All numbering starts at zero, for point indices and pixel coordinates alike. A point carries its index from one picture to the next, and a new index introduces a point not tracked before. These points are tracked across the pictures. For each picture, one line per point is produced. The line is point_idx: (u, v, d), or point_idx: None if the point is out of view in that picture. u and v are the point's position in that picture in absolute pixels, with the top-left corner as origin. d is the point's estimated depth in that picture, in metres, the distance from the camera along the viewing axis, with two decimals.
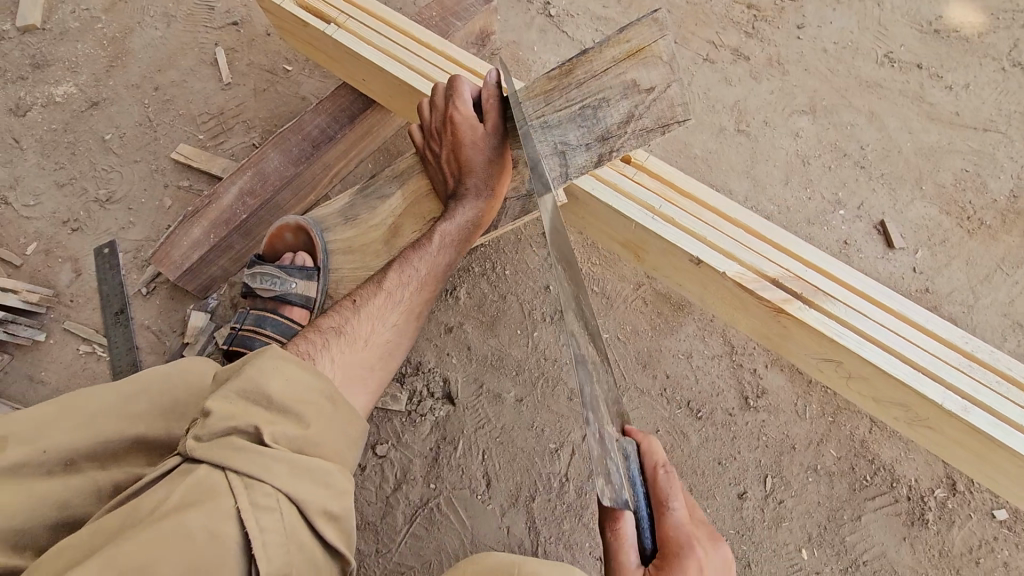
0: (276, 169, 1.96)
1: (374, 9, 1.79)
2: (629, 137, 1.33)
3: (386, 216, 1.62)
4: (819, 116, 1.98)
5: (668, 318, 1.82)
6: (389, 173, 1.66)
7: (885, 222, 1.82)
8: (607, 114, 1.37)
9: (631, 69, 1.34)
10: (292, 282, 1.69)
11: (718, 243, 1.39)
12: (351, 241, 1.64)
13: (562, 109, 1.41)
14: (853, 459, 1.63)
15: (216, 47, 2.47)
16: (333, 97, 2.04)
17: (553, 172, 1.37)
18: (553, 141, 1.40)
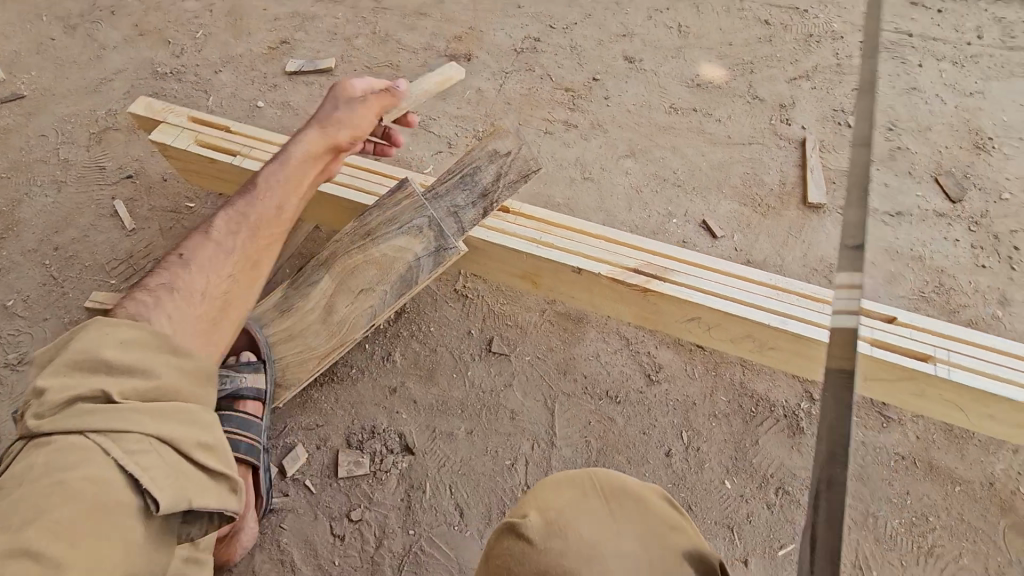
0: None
1: (275, 138, 2.14)
2: (506, 189, 1.79)
3: (319, 297, 1.90)
4: (638, 157, 2.59)
5: (573, 331, 2.20)
6: (315, 262, 1.92)
7: (706, 220, 2.41)
8: (481, 177, 1.81)
9: (489, 144, 1.84)
10: (242, 377, 1.84)
11: (588, 252, 1.82)
12: (290, 329, 1.91)
13: (447, 181, 1.84)
14: (739, 399, 2.04)
15: (114, 201, 2.64)
16: None
17: (451, 230, 1.80)
18: (446, 205, 1.82)
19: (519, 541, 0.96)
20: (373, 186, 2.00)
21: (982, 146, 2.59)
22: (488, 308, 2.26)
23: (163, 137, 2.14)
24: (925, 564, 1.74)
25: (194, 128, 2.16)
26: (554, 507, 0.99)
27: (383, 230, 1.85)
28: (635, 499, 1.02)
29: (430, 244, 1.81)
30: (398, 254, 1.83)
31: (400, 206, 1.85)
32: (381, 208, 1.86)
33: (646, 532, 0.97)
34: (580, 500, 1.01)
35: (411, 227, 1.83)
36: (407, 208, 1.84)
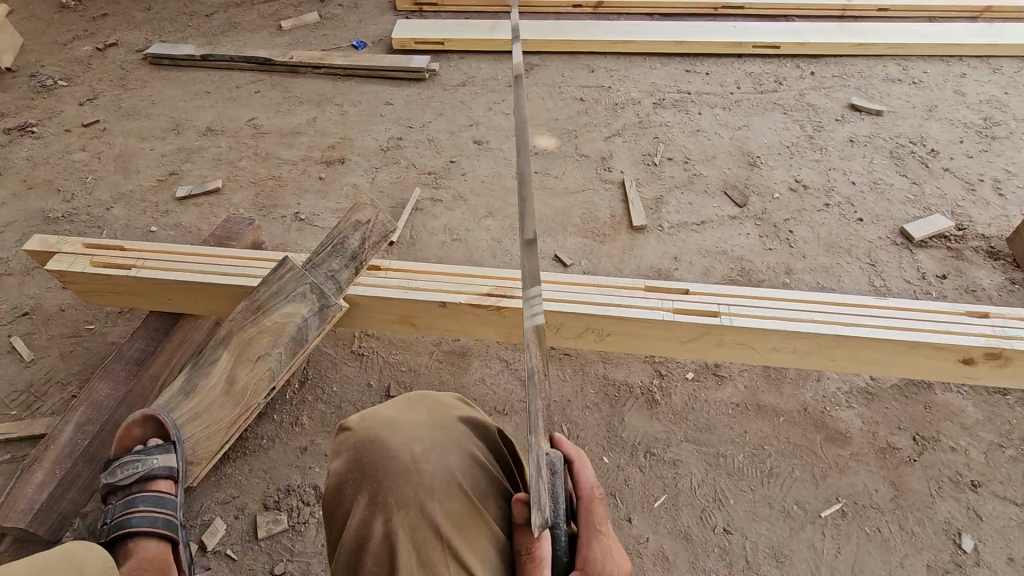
0: (108, 395, 2.30)
1: (167, 248, 2.43)
2: (372, 248, 2.19)
3: (219, 373, 2.10)
4: (495, 215, 3.10)
5: (460, 364, 2.53)
6: (213, 342, 2.14)
7: (557, 254, 2.90)
8: (350, 243, 2.18)
9: (351, 216, 2.23)
10: (153, 459, 1.98)
11: (450, 287, 2.21)
12: (195, 407, 2.08)
13: (321, 251, 2.19)
14: (604, 388, 2.41)
15: (10, 338, 2.74)
16: (145, 324, 2.51)
17: (330, 290, 2.14)
18: (324, 272, 2.15)
19: (343, 437, 1.22)
20: (261, 271, 2.32)
21: (754, 163, 3.34)
22: (383, 360, 2.55)
23: (58, 266, 2.36)
24: (768, 483, 2.11)
25: (89, 253, 2.41)
26: (368, 410, 1.26)
27: (271, 302, 2.14)
28: (428, 395, 1.32)
29: (313, 306, 2.13)
30: (288, 319, 2.12)
31: (283, 279, 2.16)
32: (267, 284, 2.16)
33: (434, 409, 1.27)
34: (384, 404, 1.29)
35: (295, 294, 2.14)
36: (289, 279, 2.16)
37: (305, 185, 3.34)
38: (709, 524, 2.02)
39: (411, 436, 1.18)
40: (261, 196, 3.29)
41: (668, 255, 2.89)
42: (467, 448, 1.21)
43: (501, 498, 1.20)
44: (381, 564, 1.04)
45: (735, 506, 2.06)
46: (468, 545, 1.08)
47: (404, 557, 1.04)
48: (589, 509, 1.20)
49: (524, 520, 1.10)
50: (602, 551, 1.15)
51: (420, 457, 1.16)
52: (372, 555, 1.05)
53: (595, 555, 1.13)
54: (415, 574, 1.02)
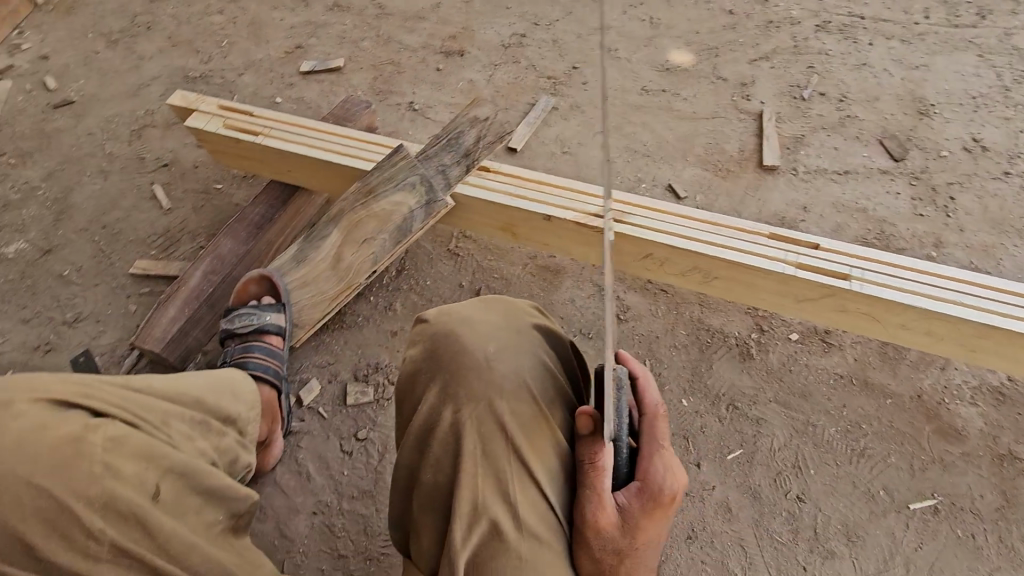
0: (231, 251, 2.50)
1: (291, 119, 2.49)
2: (486, 148, 2.14)
3: (328, 250, 2.22)
4: (611, 132, 2.91)
5: (552, 281, 2.50)
6: (325, 218, 2.23)
7: (672, 184, 2.71)
8: (464, 140, 2.15)
9: (467, 115, 2.20)
10: (266, 316, 2.18)
11: (556, 202, 2.12)
12: (304, 276, 2.23)
13: (435, 145, 2.18)
14: (697, 331, 2.31)
15: (153, 185, 3.02)
16: (266, 191, 2.65)
17: (439, 185, 2.13)
18: (435, 165, 2.15)
19: (417, 330, 1.22)
20: (375, 156, 2.34)
21: (925, 112, 2.86)
22: (477, 263, 2.57)
23: (196, 123, 2.50)
24: (856, 463, 1.99)
25: (222, 114, 2.53)
26: (443, 308, 1.25)
27: (382, 188, 2.17)
28: (505, 298, 1.26)
29: (421, 199, 2.14)
30: (396, 208, 2.15)
31: (396, 167, 2.18)
32: (380, 170, 2.18)
33: (511, 313, 1.22)
34: (462, 303, 1.26)
35: (405, 185, 2.15)
36: (401, 169, 2.17)
37: (422, 75, 3.26)
38: (782, 488, 1.96)
39: (485, 336, 1.14)
40: (378, 80, 3.27)
41: (795, 203, 2.61)
42: (537, 351, 1.16)
43: (568, 408, 1.14)
44: (447, 448, 1.05)
45: (814, 477, 1.97)
46: (531, 446, 1.05)
47: (468, 446, 1.04)
48: (653, 425, 1.11)
49: (589, 430, 1.03)
50: (663, 465, 1.05)
51: (493, 357, 1.12)
52: (439, 440, 1.06)
53: (657, 469, 1.04)
54: (477, 463, 1.03)
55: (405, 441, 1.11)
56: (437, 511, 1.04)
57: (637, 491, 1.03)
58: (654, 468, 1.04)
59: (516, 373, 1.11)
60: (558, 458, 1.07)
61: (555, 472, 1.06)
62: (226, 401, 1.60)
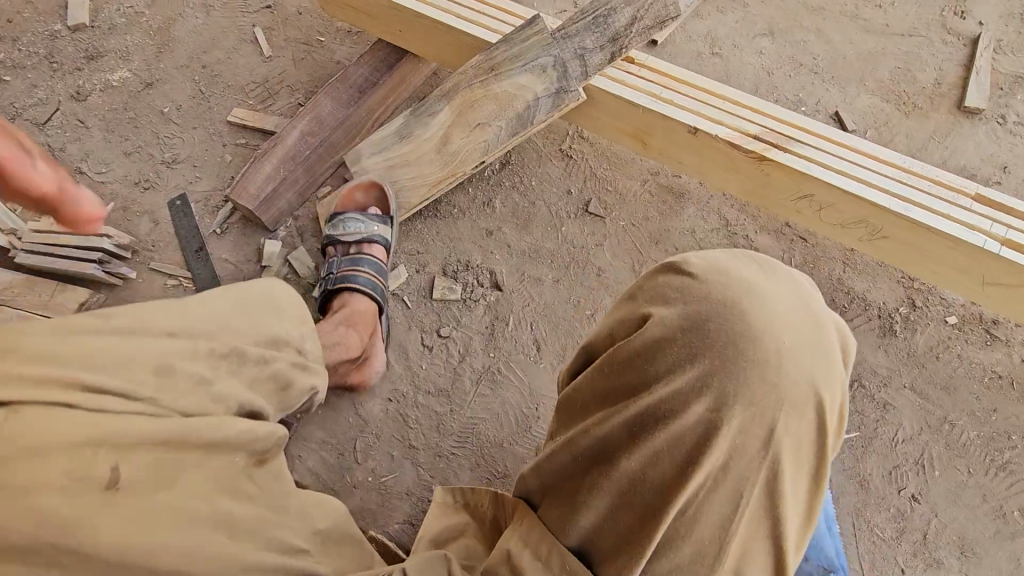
0: (330, 114, 2.33)
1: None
2: (638, 39, 1.72)
3: (438, 127, 1.99)
4: (777, 36, 2.39)
5: (673, 204, 2.20)
6: (438, 92, 1.97)
7: (839, 112, 2.25)
8: (614, 20, 1.73)
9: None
10: (374, 226, 2.05)
11: (709, 114, 1.75)
12: (406, 155, 2.05)
13: (577, 22, 1.78)
14: (832, 293, 2.01)
15: (254, 27, 2.81)
16: (372, 51, 2.39)
17: (573, 73, 1.78)
18: (574, 48, 1.77)
19: (670, 278, 0.91)
20: (503, 29, 2.02)
21: None
22: (591, 170, 2.28)
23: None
24: (991, 474, 1.77)
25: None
26: (712, 256, 0.92)
27: (507, 66, 1.85)
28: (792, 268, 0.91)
29: (550, 85, 1.81)
30: (519, 92, 1.85)
31: (527, 42, 1.82)
32: (508, 43, 1.84)
33: (807, 294, 0.87)
34: (732, 258, 0.91)
35: (534, 65, 1.82)
36: (533, 45, 1.82)
37: None
38: (896, 483, 1.78)
39: (778, 319, 0.83)
40: None
41: (994, 160, 2.12)
42: (836, 357, 0.85)
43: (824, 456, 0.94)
44: (678, 447, 0.82)
45: (936, 479, 1.78)
46: (793, 478, 0.84)
47: (714, 461, 0.81)
48: None
49: None
50: None
51: (785, 351, 0.82)
52: (669, 433, 0.82)
53: None
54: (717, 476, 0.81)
55: (614, 416, 0.88)
56: (624, 509, 0.87)
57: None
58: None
59: (809, 386, 0.81)
60: (807, 492, 0.87)
61: (804, 507, 0.87)
62: (266, 321, 1.16)
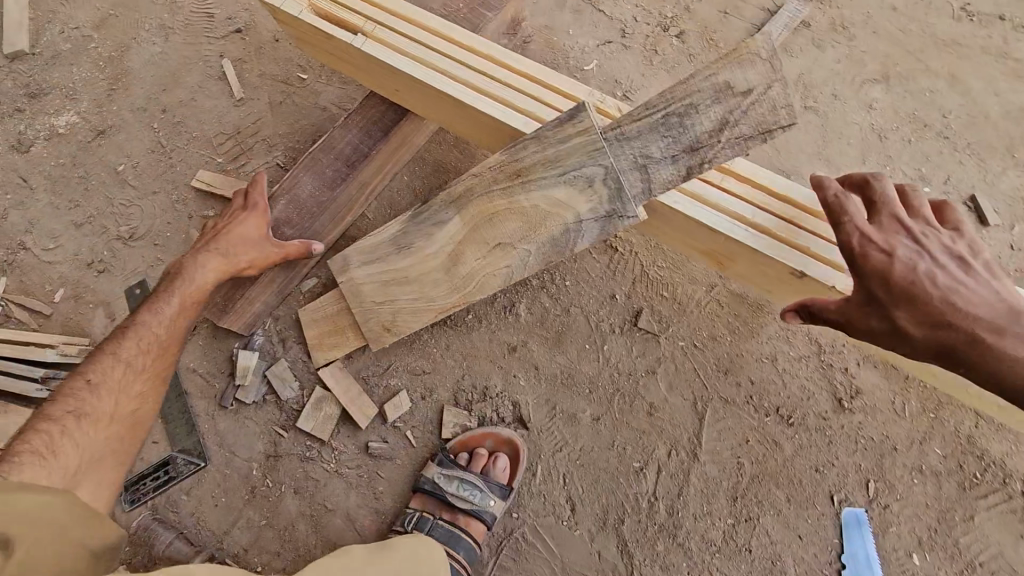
0: (309, 198, 1.70)
1: (409, 10, 1.53)
2: (725, 148, 1.15)
3: (445, 242, 1.51)
4: (894, 84, 1.84)
5: (747, 321, 1.72)
6: (444, 195, 1.50)
7: (977, 197, 1.72)
8: (694, 122, 1.17)
9: (721, 71, 1.13)
10: (491, 500, 1.62)
11: (822, 252, 1.23)
12: (405, 272, 1.58)
13: (640, 117, 1.21)
14: (960, 457, 1.56)
15: (222, 58, 2.30)
16: (361, 108, 1.75)
17: (632, 190, 1.24)
18: (633, 154, 1.22)
19: None
20: (531, 106, 1.42)
21: None
22: (641, 268, 1.81)
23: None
24: None
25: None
26: None
27: (538, 173, 1.33)
28: None
29: (599, 205, 1.28)
30: (554, 209, 1.33)
31: (566, 144, 1.29)
32: (539, 141, 1.32)
33: None
34: None
35: (575, 177, 1.29)
36: (575, 148, 1.28)
37: None
38: None
39: None
40: None
41: None
42: None
43: None
44: None
45: None
46: None
47: None
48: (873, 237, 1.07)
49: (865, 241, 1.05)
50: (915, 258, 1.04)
51: None
52: None
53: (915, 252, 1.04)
54: None
55: None
56: None
57: (980, 265, 1.02)
58: (887, 257, 1.02)
59: None
60: None
61: None
62: None
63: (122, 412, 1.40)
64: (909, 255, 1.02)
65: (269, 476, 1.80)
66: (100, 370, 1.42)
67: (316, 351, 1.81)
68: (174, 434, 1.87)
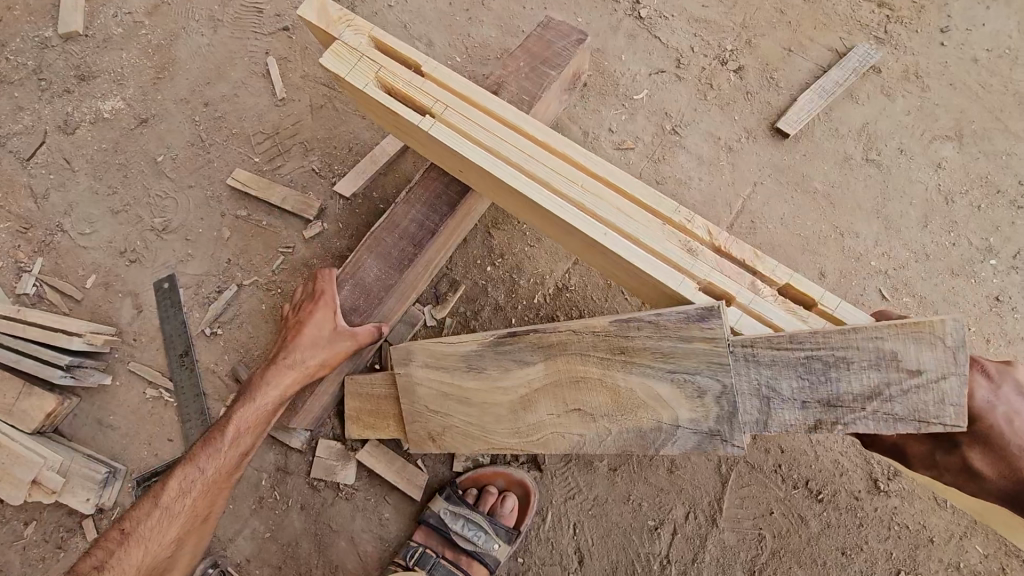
0: (377, 281, 1.55)
1: (482, 98, 1.33)
2: (865, 418, 0.97)
3: (520, 382, 1.26)
4: (965, 143, 1.75)
5: None
6: (536, 334, 1.23)
7: None
8: (841, 378, 0.96)
9: (895, 337, 0.93)
10: (495, 543, 1.60)
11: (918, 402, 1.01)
12: (468, 390, 1.34)
13: (779, 344, 0.99)
14: (1002, 558, 1.49)
15: (267, 56, 2.30)
16: (422, 180, 1.62)
17: (746, 417, 1.03)
18: (758, 381, 1.01)
19: None
20: (617, 221, 1.17)
21: None
22: None
23: (335, 64, 1.40)
24: None
25: (378, 56, 1.39)
26: None
27: (645, 359, 1.11)
28: None
29: (704, 417, 1.07)
30: (655, 405, 1.12)
31: (685, 343, 1.06)
32: (659, 331, 1.08)
33: None
34: None
35: (685, 381, 1.08)
36: (695, 352, 1.05)
37: None
38: None
39: None
40: None
41: None
42: None
43: None
44: None
45: None
46: None
47: None
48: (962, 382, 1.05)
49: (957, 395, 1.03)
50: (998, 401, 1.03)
51: None
52: None
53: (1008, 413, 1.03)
54: None
55: None
56: None
57: None
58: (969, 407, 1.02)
59: None
60: None
61: None
62: None
63: (149, 561, 1.36)
64: (985, 395, 1.03)
65: (277, 489, 1.74)
66: (135, 515, 1.38)
67: (352, 424, 1.67)
68: (188, 434, 1.94)
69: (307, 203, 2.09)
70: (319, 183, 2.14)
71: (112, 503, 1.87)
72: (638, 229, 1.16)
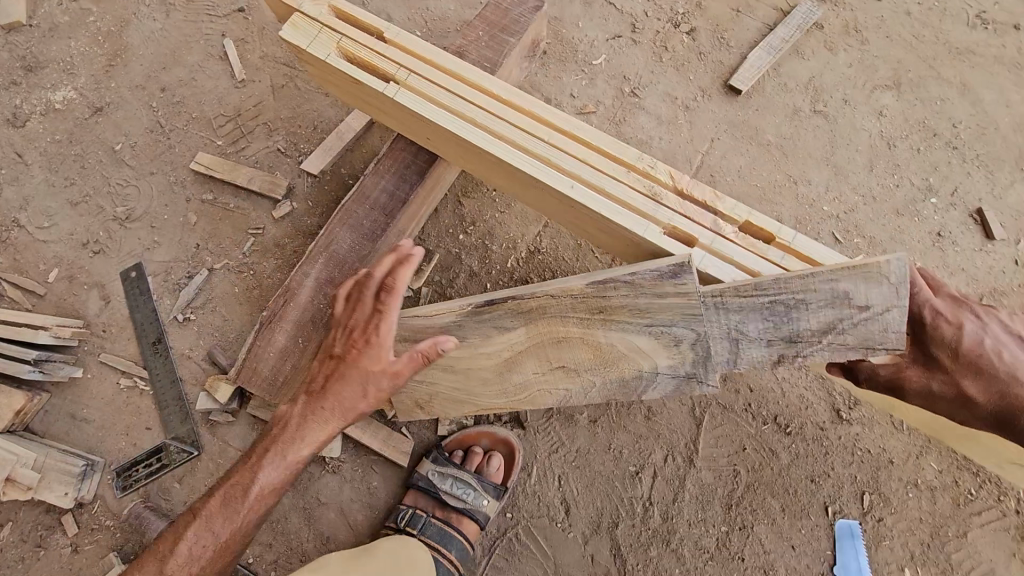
0: (351, 252, 1.56)
1: (445, 61, 1.35)
2: (821, 349, 1.05)
3: (502, 347, 1.26)
4: (904, 91, 1.86)
5: None
6: (512, 302, 1.20)
7: (983, 210, 1.74)
8: (802, 317, 1.03)
9: (846, 277, 0.99)
10: (484, 498, 1.63)
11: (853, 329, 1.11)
12: (451, 360, 1.35)
13: (745, 292, 1.04)
14: (955, 472, 1.60)
15: (223, 38, 2.27)
16: (391, 151, 1.64)
17: (718, 357, 1.10)
18: (727, 326, 1.07)
19: None
20: (582, 172, 1.21)
21: None
22: None
23: (295, 37, 1.40)
24: None
25: (337, 26, 1.40)
26: None
27: (623, 317, 1.14)
28: None
29: (679, 362, 1.14)
30: (630, 352, 1.17)
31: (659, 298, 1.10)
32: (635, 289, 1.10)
33: None
34: None
35: (662, 332, 1.12)
36: (669, 306, 1.09)
37: None
38: None
39: None
40: None
41: None
42: None
43: None
44: None
45: None
46: None
47: None
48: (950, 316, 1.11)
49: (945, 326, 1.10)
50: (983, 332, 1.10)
51: None
52: None
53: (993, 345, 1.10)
54: None
55: None
56: None
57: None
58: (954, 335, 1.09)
59: None
60: None
61: None
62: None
63: None
64: (973, 326, 1.10)
65: None
66: None
67: None
68: (166, 421, 1.92)
69: (274, 183, 2.08)
70: (285, 162, 2.13)
71: (91, 496, 1.84)
72: (609, 184, 1.20)
